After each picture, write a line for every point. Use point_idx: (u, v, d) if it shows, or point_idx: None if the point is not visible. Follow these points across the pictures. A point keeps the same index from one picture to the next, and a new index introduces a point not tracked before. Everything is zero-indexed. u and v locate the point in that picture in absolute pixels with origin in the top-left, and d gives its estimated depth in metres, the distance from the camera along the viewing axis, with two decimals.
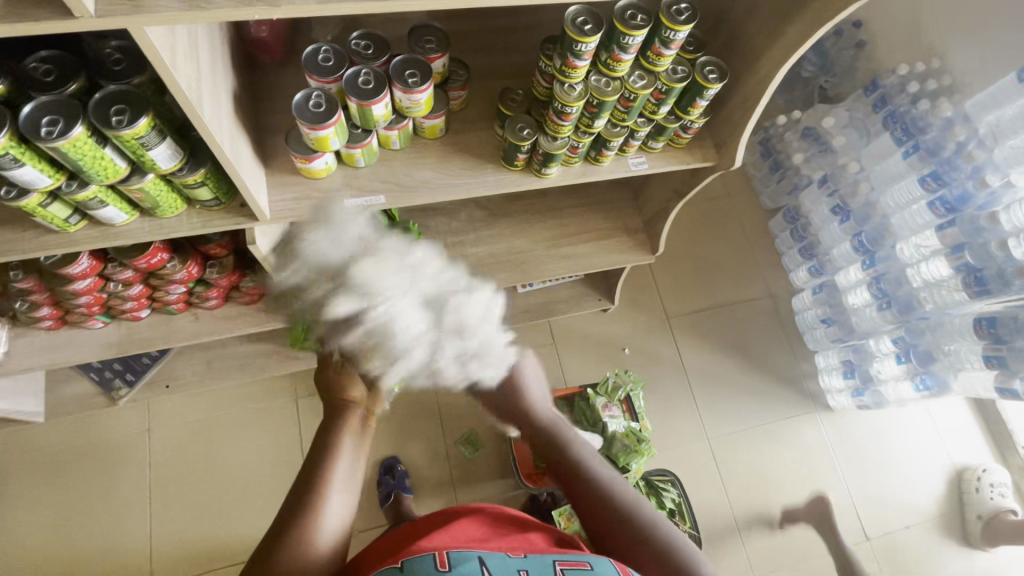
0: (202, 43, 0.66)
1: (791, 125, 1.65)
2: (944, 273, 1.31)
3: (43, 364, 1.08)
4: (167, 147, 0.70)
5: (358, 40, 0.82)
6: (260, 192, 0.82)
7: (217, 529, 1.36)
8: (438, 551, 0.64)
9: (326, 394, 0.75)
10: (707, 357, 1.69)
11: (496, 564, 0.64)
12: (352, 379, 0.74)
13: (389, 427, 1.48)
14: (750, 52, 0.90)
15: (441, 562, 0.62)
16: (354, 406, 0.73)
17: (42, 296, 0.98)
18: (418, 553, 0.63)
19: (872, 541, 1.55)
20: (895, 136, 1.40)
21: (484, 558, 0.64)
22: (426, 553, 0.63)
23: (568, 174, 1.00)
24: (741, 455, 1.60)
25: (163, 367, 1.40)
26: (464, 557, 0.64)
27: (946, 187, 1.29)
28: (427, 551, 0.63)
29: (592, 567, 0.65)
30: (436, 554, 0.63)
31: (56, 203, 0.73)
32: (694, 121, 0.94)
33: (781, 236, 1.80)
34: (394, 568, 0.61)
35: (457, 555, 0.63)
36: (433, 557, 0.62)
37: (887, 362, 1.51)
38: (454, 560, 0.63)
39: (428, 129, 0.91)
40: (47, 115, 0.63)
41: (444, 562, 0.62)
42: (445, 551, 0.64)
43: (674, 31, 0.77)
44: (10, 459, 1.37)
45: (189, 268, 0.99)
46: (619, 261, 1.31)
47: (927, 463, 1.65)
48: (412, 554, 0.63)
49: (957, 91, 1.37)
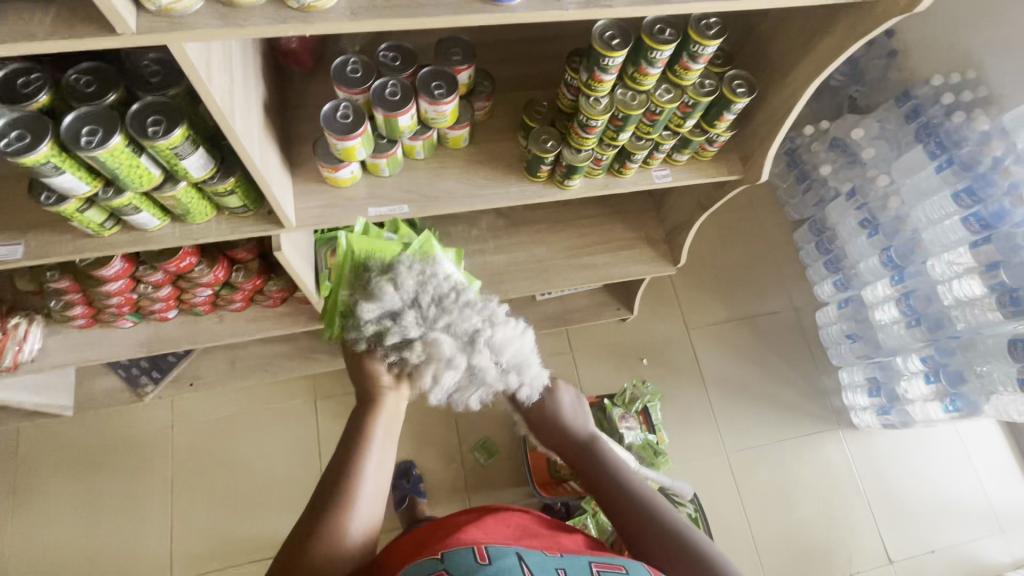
0: (236, 55, 0.68)
1: (819, 135, 1.62)
2: (977, 292, 1.27)
3: (75, 360, 1.11)
4: (201, 156, 0.72)
5: (385, 51, 0.82)
6: (286, 201, 0.84)
7: (235, 527, 1.39)
8: (478, 544, 0.64)
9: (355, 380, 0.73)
10: (728, 370, 1.66)
11: (534, 561, 0.63)
12: (376, 365, 0.71)
13: (405, 432, 1.49)
14: (780, 65, 0.89)
15: (480, 556, 0.62)
16: (390, 392, 0.72)
17: (76, 295, 1.02)
18: (457, 547, 0.63)
19: (896, 564, 1.51)
20: (929, 149, 1.37)
21: (523, 554, 0.64)
22: (464, 547, 0.63)
23: (591, 186, 1.00)
24: (761, 470, 1.57)
25: (188, 366, 1.44)
26: (502, 551, 0.63)
27: (980, 204, 1.25)
28: (465, 546, 0.63)
29: (628, 570, 0.65)
30: (475, 548, 0.63)
31: (93, 209, 0.76)
32: (721, 134, 0.93)
33: (806, 248, 1.76)
34: (435, 559, 0.62)
35: (495, 549, 0.63)
36: (472, 551, 0.62)
37: (915, 381, 1.47)
38: (493, 553, 0.63)
39: (452, 140, 0.91)
40: (88, 125, 0.65)
41: (484, 555, 0.62)
42: (484, 546, 0.64)
43: (703, 45, 0.76)
44: (40, 451, 1.41)
45: (216, 272, 1.02)
46: (639, 272, 1.29)
47: (957, 489, 1.59)
48: (451, 547, 0.64)
49: (994, 103, 1.33)
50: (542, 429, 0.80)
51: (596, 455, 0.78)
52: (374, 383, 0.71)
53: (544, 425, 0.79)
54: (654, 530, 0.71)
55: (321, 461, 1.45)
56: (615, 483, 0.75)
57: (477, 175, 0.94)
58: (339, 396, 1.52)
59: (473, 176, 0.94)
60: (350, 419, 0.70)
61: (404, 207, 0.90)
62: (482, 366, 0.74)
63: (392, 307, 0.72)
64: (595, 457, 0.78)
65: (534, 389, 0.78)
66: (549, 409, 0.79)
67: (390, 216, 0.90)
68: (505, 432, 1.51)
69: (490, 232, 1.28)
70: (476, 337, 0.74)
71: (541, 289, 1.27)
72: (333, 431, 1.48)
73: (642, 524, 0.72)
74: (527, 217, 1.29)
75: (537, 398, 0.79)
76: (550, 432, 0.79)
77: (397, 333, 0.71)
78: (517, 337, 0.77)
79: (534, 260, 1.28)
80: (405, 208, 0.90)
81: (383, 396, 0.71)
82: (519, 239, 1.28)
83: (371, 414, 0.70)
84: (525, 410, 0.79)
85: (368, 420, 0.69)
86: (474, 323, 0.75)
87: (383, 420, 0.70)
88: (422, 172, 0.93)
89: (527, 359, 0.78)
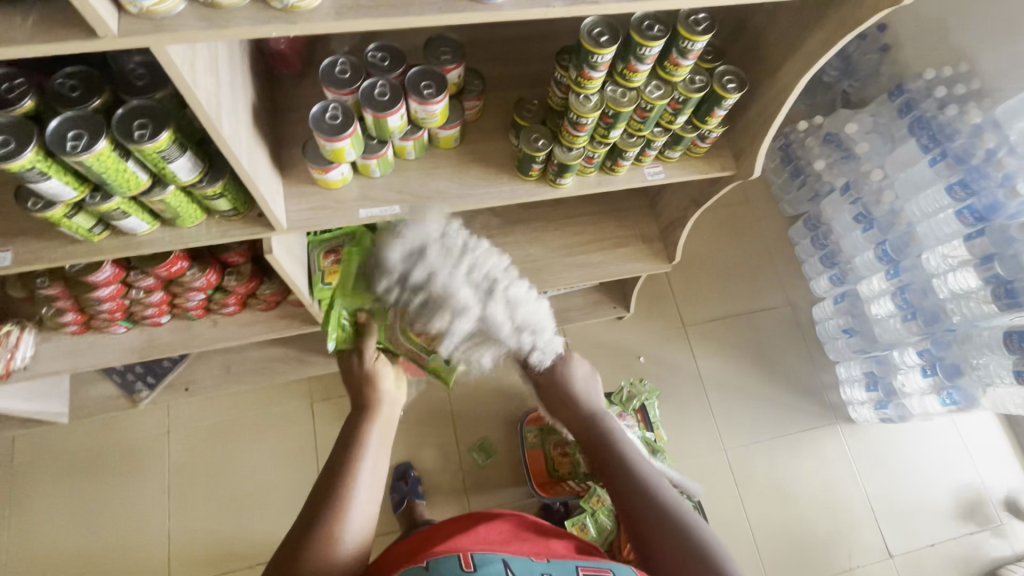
0: (222, 58, 0.68)
1: (813, 131, 1.62)
2: (972, 284, 1.27)
3: (68, 367, 1.10)
4: (188, 159, 0.71)
5: (374, 51, 0.81)
6: (277, 203, 0.84)
7: (234, 532, 1.38)
8: (463, 552, 0.64)
9: (354, 390, 0.77)
10: (724, 367, 1.66)
11: (520, 567, 0.64)
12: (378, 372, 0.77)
13: (402, 434, 1.48)
14: (770, 60, 0.89)
15: (465, 563, 0.62)
16: (387, 399, 0.75)
17: (67, 302, 1.01)
18: (442, 555, 0.63)
19: (896, 558, 1.51)
20: (921, 143, 1.36)
21: (508, 561, 0.64)
22: (450, 555, 0.63)
23: (583, 184, 0.99)
24: (759, 467, 1.56)
25: (183, 371, 1.44)
26: (488, 559, 0.64)
27: (974, 197, 1.25)
28: (451, 553, 0.64)
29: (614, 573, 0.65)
30: (461, 556, 0.63)
31: (80, 214, 0.75)
32: (712, 131, 0.92)
33: (801, 244, 1.76)
34: (419, 567, 0.61)
35: (480, 556, 0.64)
36: (457, 558, 0.63)
37: (912, 375, 1.47)
38: (478, 561, 0.63)
39: (443, 139, 0.91)
40: (72, 129, 0.65)
41: (468, 563, 0.62)
42: (469, 553, 0.64)
43: (692, 41, 0.75)
44: (33, 459, 1.40)
45: (208, 276, 1.01)
46: (635, 269, 1.29)
47: (957, 481, 1.60)
48: (436, 555, 0.64)
49: (988, 95, 1.33)
50: (553, 398, 0.84)
51: (602, 427, 0.80)
52: (374, 391, 0.75)
53: (554, 392, 0.83)
54: (651, 514, 0.71)
55: (319, 464, 1.45)
56: (617, 459, 0.76)
57: (469, 175, 0.94)
58: (336, 399, 1.51)
59: (465, 176, 0.93)
60: (347, 421, 0.72)
61: (395, 207, 0.90)
62: (498, 322, 0.71)
63: (406, 264, 0.71)
64: (602, 429, 0.80)
65: (546, 355, 0.80)
66: (560, 374, 0.83)
67: (381, 217, 0.89)
68: (503, 433, 1.51)
69: (484, 232, 1.27)
70: (496, 289, 0.71)
71: (536, 289, 1.27)
72: (331, 434, 1.47)
73: (638, 505, 0.72)
74: (521, 217, 1.29)
75: (549, 364, 0.81)
76: (560, 399, 0.83)
77: (411, 279, 0.70)
78: (533, 300, 0.75)
79: (529, 259, 1.27)
80: (397, 208, 0.90)
81: (379, 398, 0.74)
82: (512, 238, 1.28)
83: (367, 417, 0.72)
84: (536, 374, 0.83)
85: (364, 425, 0.71)
86: (494, 273, 0.71)
87: (380, 424, 0.72)
88: (413, 173, 0.92)
89: (542, 324, 0.77)
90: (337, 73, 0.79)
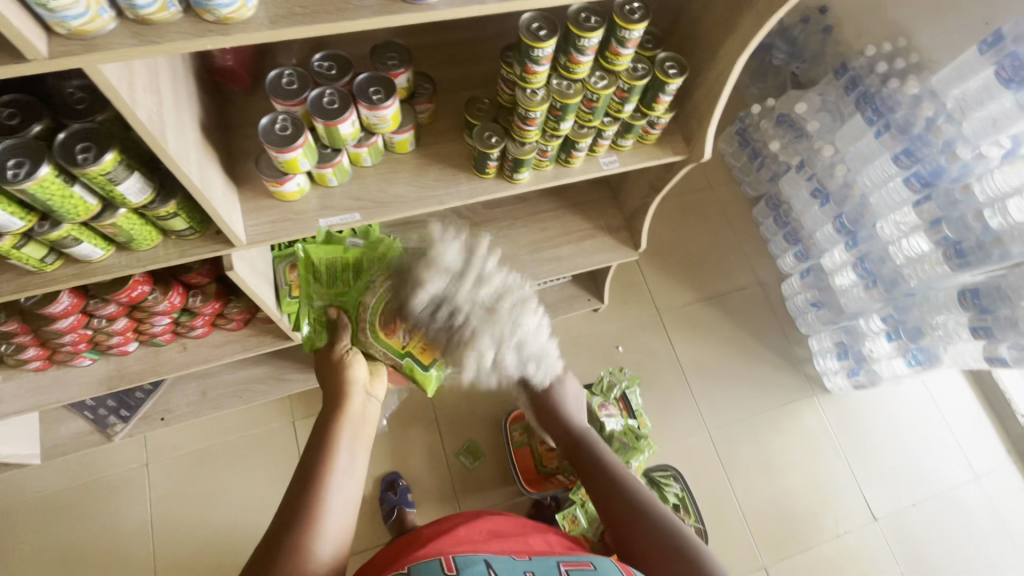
0: (163, 75, 0.68)
1: (766, 113, 1.67)
2: (924, 248, 1.32)
3: (34, 405, 1.08)
4: (136, 180, 0.71)
5: (321, 61, 0.82)
6: (234, 219, 0.83)
7: (224, 558, 1.36)
8: (445, 556, 0.65)
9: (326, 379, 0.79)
10: (701, 348, 1.69)
11: (502, 566, 0.65)
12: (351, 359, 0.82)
13: (387, 444, 1.47)
14: (708, 45, 0.91)
15: (447, 566, 0.63)
16: (357, 395, 0.76)
17: (26, 337, 0.98)
18: (424, 559, 0.65)
19: (880, 521, 1.55)
20: (866, 117, 1.40)
21: (490, 560, 0.65)
22: (432, 559, 0.64)
23: (540, 177, 1.01)
24: (743, 445, 1.59)
25: (157, 401, 1.41)
26: (470, 560, 0.65)
27: (919, 163, 1.30)
28: (433, 558, 0.65)
29: (595, 566, 0.67)
30: (442, 560, 0.64)
31: (30, 244, 0.74)
32: (660, 116, 0.95)
33: (765, 224, 1.81)
34: None
35: (463, 559, 0.65)
36: (439, 563, 0.64)
37: (879, 340, 1.52)
38: (460, 563, 0.64)
39: (398, 144, 0.92)
40: (14, 158, 0.64)
41: (451, 566, 0.63)
42: (451, 556, 0.65)
43: (629, 30, 0.78)
44: (6, 504, 1.36)
45: (171, 299, 1.00)
46: (604, 260, 1.31)
47: (936, 445, 1.65)
48: (419, 559, 0.65)
49: (926, 67, 1.39)
50: (545, 415, 0.89)
51: (590, 445, 0.86)
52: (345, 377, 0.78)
53: (545, 411, 0.89)
54: (645, 527, 0.76)
55: None
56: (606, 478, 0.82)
57: (428, 177, 0.95)
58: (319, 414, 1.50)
59: (423, 178, 0.94)
60: (318, 426, 0.71)
61: (356, 215, 0.90)
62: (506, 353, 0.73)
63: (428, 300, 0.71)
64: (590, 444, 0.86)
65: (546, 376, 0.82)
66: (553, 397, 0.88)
67: (343, 225, 0.90)
68: (487, 433, 1.51)
69: None
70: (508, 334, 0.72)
71: None
72: None
73: (632, 521, 0.76)
74: (487, 217, 1.30)
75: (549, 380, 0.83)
76: (547, 417, 0.89)
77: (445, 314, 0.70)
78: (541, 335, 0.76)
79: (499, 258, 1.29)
80: (357, 216, 0.90)
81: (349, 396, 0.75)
82: None
83: (337, 423, 0.71)
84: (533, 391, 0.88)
85: (334, 428, 0.70)
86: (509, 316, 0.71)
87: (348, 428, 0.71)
88: (371, 180, 0.93)
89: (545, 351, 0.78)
90: (289, 84, 0.80)
